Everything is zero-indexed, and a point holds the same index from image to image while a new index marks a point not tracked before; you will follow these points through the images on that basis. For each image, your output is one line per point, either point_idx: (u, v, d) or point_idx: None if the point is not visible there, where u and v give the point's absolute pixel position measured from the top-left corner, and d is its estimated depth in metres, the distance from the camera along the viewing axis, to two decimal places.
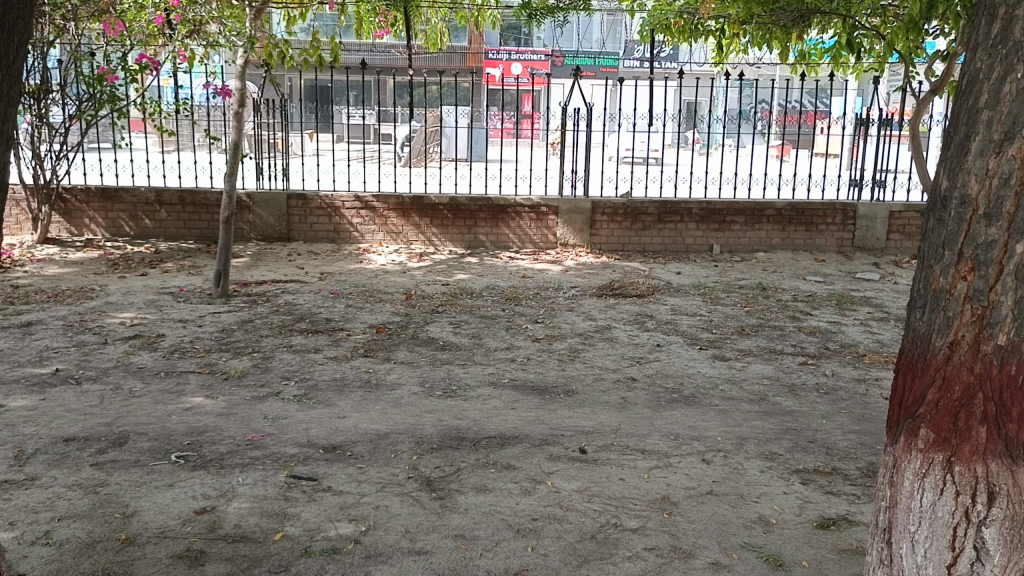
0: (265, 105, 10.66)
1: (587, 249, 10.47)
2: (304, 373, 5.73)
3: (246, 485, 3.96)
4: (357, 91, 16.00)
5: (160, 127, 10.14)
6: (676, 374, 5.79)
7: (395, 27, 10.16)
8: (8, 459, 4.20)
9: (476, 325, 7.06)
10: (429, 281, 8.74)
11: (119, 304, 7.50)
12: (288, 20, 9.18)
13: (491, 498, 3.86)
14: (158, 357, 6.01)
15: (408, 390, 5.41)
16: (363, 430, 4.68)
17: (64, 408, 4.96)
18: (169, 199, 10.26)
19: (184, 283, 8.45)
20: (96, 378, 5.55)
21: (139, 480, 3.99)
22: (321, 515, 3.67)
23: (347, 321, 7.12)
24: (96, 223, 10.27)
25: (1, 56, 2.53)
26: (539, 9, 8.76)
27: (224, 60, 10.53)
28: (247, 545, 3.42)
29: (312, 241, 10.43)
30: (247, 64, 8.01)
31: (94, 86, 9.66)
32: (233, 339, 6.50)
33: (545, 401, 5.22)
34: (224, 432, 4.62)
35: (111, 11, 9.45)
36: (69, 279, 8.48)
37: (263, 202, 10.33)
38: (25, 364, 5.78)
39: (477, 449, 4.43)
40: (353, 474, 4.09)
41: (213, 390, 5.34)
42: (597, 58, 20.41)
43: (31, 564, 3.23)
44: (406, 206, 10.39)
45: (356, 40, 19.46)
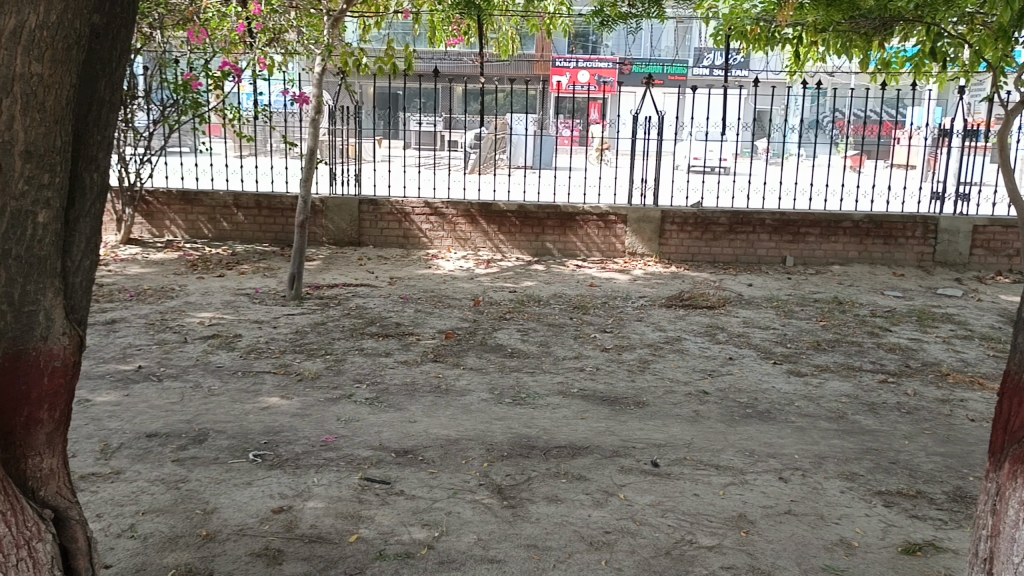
0: (340, 112, 10.77)
1: (656, 259, 10.37)
2: (375, 376, 5.79)
3: (322, 485, 4.02)
4: (428, 99, 16.19)
5: (240, 132, 10.40)
6: (749, 389, 5.68)
7: (468, 35, 10.17)
8: (95, 453, 4.35)
9: (544, 333, 7.05)
10: (497, 288, 8.78)
11: (199, 304, 7.73)
12: (364, 28, 9.33)
13: (563, 509, 3.83)
14: (235, 357, 6.16)
15: (477, 396, 5.42)
16: (433, 435, 4.71)
17: (147, 405, 5.13)
18: (246, 203, 10.52)
19: (258, 284, 8.68)
20: (177, 375, 5.72)
21: (218, 478, 4.09)
22: (395, 519, 3.70)
23: (416, 326, 7.18)
24: (176, 225, 10.62)
25: (105, 63, 2.62)
26: (612, 17, 8.49)
27: (301, 67, 10.72)
28: (324, 546, 3.46)
29: (382, 246, 10.57)
30: (324, 72, 8.17)
31: (179, 93, 9.94)
32: (306, 341, 6.63)
33: (616, 412, 5.17)
34: (300, 432, 4.71)
35: (195, 20, 9.58)
36: (150, 278, 8.78)
37: (336, 207, 10.49)
38: (110, 360, 6.00)
39: (548, 459, 4.41)
40: (425, 479, 4.12)
41: (288, 391, 5.45)
42: (668, 66, 20.21)
43: (118, 556, 3.34)
44: (474, 213, 10.45)
45: (428, 49, 19.63)
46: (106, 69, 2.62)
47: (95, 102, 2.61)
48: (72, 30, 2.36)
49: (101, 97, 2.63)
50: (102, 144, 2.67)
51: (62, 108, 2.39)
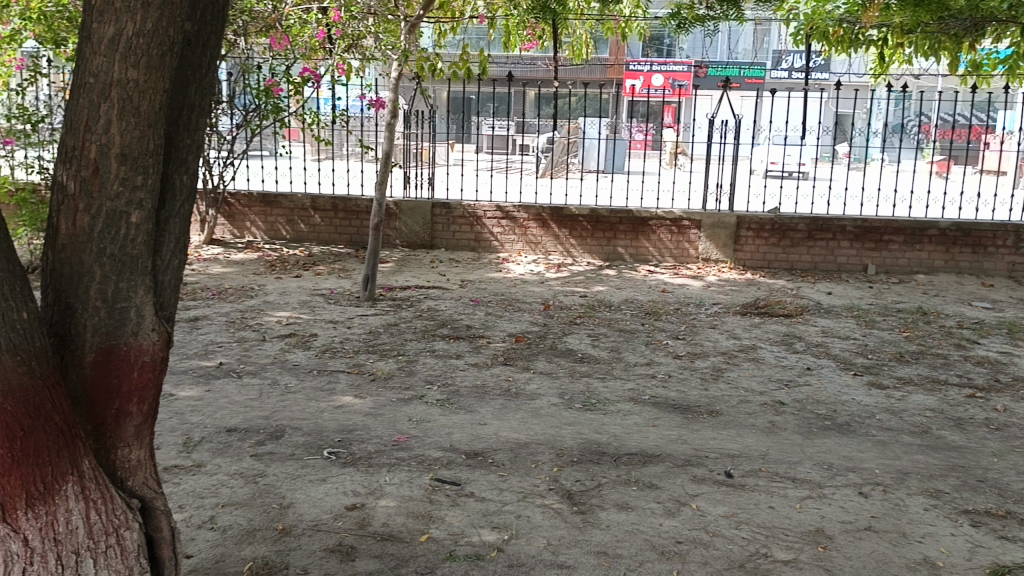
0: (415, 115, 10.92)
1: (731, 265, 10.19)
2: (446, 378, 5.84)
3: (394, 484, 4.07)
4: (501, 103, 16.27)
5: (318, 136, 10.65)
6: (828, 400, 5.52)
7: (543, 39, 10.18)
8: (178, 445, 4.51)
9: (615, 339, 6.99)
10: (568, 292, 8.76)
11: (277, 304, 7.93)
12: (440, 34, 9.44)
13: (634, 516, 3.79)
14: (311, 356, 6.30)
15: (547, 401, 5.42)
16: (504, 438, 4.72)
17: (227, 400, 5.28)
18: (323, 205, 10.75)
19: (333, 285, 8.86)
20: (256, 372, 5.88)
21: (294, 473, 4.18)
22: (465, 520, 3.72)
23: (487, 329, 7.22)
24: (256, 226, 10.93)
25: (194, 68, 2.71)
26: (688, 19, 8.37)
27: (379, 72, 10.91)
28: (395, 545, 3.50)
29: (454, 249, 10.66)
30: (401, 76, 8.30)
31: (261, 98, 10.21)
32: (380, 341, 6.73)
33: (688, 420, 5.10)
34: (373, 432, 4.78)
35: (278, 26, 9.82)
36: (231, 277, 9.06)
37: (409, 210, 10.63)
38: (193, 356, 6.20)
39: (619, 465, 4.37)
40: (495, 482, 4.13)
41: (362, 390, 5.54)
42: (745, 69, 19.86)
43: (199, 547, 3.45)
44: (546, 217, 10.45)
45: (503, 53, 19.74)
46: (195, 75, 2.71)
47: (185, 107, 2.70)
48: (167, 36, 2.45)
49: (191, 101, 2.72)
50: (192, 147, 2.76)
51: (157, 113, 2.48)
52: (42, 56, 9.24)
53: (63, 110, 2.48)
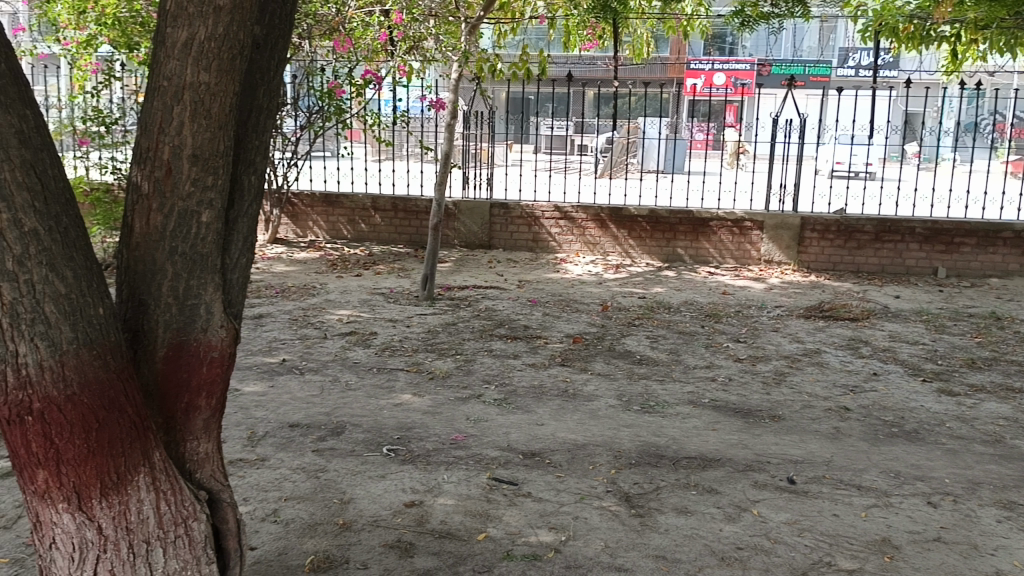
0: (475, 116, 10.96)
1: (794, 267, 9.99)
2: (504, 378, 5.86)
3: (452, 482, 4.10)
4: (561, 103, 16.25)
5: (379, 137, 10.78)
6: (895, 407, 5.37)
7: (603, 38, 10.12)
8: (243, 439, 4.62)
9: (674, 341, 6.92)
10: (627, 293, 8.70)
11: (338, 302, 8.06)
12: (501, 34, 9.47)
13: (693, 521, 3.75)
14: (371, 354, 6.39)
15: (605, 402, 5.39)
16: (561, 439, 4.71)
17: (290, 396, 5.39)
18: (383, 205, 10.89)
19: (393, 284, 8.97)
20: (318, 369, 5.99)
21: (354, 469, 4.24)
22: (522, 520, 3.73)
23: (545, 329, 7.21)
24: (318, 226, 11.12)
25: (262, 71, 2.77)
26: (753, 16, 8.21)
27: (439, 73, 11.00)
28: (453, 543, 3.53)
29: (512, 249, 10.69)
30: (461, 77, 8.36)
31: (324, 100, 10.42)
32: (438, 340, 6.79)
33: (749, 425, 5.01)
34: (430, 430, 4.82)
35: (341, 30, 9.99)
36: (294, 276, 9.24)
37: (468, 210, 10.69)
38: (257, 353, 6.35)
39: (677, 469, 4.32)
40: (552, 482, 4.12)
41: (420, 389, 5.59)
42: (810, 67, 19.42)
43: (262, 539, 3.53)
44: (604, 218, 10.39)
45: (563, 53, 19.70)
46: (264, 78, 2.78)
47: (254, 109, 2.77)
48: (237, 40, 2.51)
49: (260, 103, 2.78)
50: (261, 148, 2.83)
51: (227, 115, 2.54)
52: (116, 60, 9.49)
53: (139, 112, 2.56)
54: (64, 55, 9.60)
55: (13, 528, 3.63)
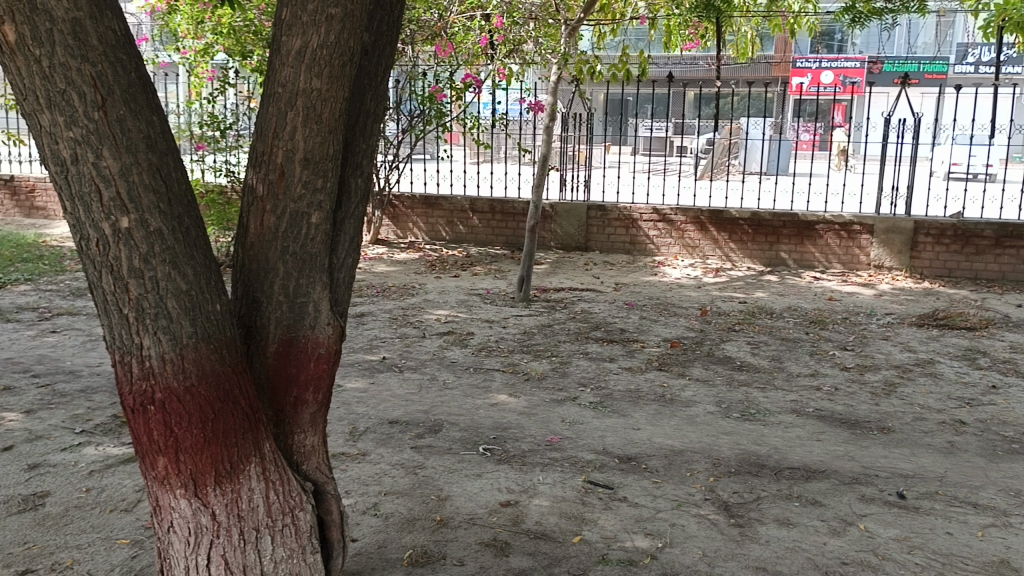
0: (573, 119, 10.96)
1: (906, 273, 9.56)
2: (600, 381, 5.83)
3: (547, 484, 4.11)
4: (660, 104, 16.05)
5: (478, 140, 10.91)
6: (1016, 422, 5.07)
7: (705, 38, 9.95)
8: (345, 434, 4.76)
9: (777, 348, 6.73)
10: (727, 298, 8.51)
11: (436, 302, 8.20)
12: (600, 36, 9.44)
13: (795, 533, 3.64)
14: (468, 354, 6.47)
15: (704, 408, 5.29)
16: (658, 444, 4.65)
17: (390, 393, 5.52)
18: (481, 207, 11.02)
19: (489, 285, 9.06)
20: (417, 367, 6.11)
21: (451, 467, 4.31)
22: (618, 524, 3.70)
23: (642, 333, 7.14)
24: (418, 227, 11.35)
25: (370, 77, 2.85)
26: (864, 12, 7.86)
27: (538, 76, 11.05)
28: (548, 544, 3.53)
29: (609, 252, 10.63)
30: (560, 80, 8.38)
31: (426, 104, 10.58)
32: (534, 342, 6.82)
33: (856, 436, 4.83)
34: (526, 430, 4.85)
35: (443, 34, 10.07)
36: (395, 276, 9.45)
37: (565, 212, 10.68)
38: (359, 350, 6.53)
39: (779, 479, 4.20)
40: (649, 488, 4.08)
41: (516, 390, 5.63)
42: (925, 64, 18.55)
43: (363, 531, 3.63)
44: (704, 220, 10.21)
45: (664, 53, 19.46)
46: (372, 84, 2.85)
47: (362, 114, 2.85)
48: (348, 48, 2.58)
49: (368, 108, 2.86)
50: (368, 151, 2.91)
51: (337, 120, 2.62)
52: (230, 67, 9.89)
53: (255, 116, 2.67)
54: (183, 64, 10.08)
55: (133, 510, 3.85)
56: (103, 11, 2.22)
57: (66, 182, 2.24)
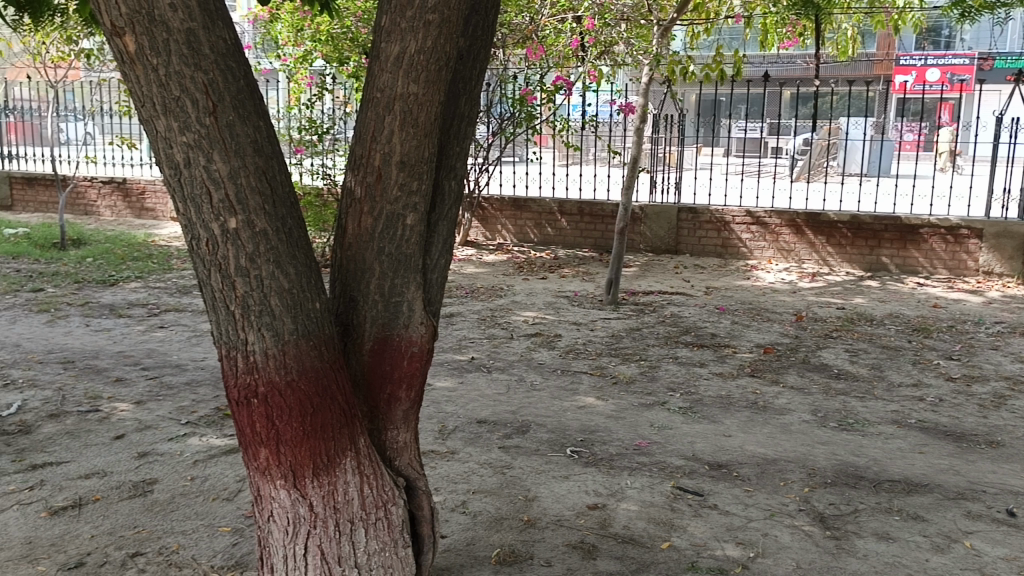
0: (665, 121, 10.82)
1: (1018, 280, 9.07)
2: (690, 386, 5.74)
3: (635, 488, 4.08)
4: (755, 104, 15.70)
5: (568, 142, 10.91)
6: None
7: (803, 36, 9.66)
8: (435, 432, 4.84)
9: (877, 356, 6.49)
10: (823, 303, 8.26)
11: (524, 304, 8.25)
12: (693, 35, 9.29)
13: (895, 548, 3.50)
14: (555, 356, 6.48)
15: (798, 417, 5.15)
16: (750, 452, 4.56)
17: (479, 393, 5.58)
18: (570, 209, 11.03)
19: (578, 287, 9.05)
20: (505, 368, 6.16)
21: (538, 468, 4.32)
22: (708, 532, 3.64)
23: (733, 338, 7.00)
24: (507, 229, 11.41)
25: (464, 81, 2.89)
26: (976, 7, 7.46)
27: (629, 78, 10.97)
28: (636, 549, 3.51)
29: (700, 255, 10.45)
30: (651, 81, 8.29)
31: (516, 107, 10.43)
32: (622, 345, 6.77)
33: (962, 450, 4.61)
34: (614, 434, 4.82)
35: (535, 37, 10.16)
36: (484, 277, 9.55)
37: (654, 215, 10.55)
38: (448, 350, 6.63)
39: (878, 492, 4.05)
40: (740, 496, 4.00)
41: (604, 393, 5.60)
42: None
43: (452, 528, 3.68)
44: (801, 223, 9.94)
45: (759, 53, 19.03)
46: (466, 87, 2.89)
47: (456, 117, 2.90)
48: (444, 53, 2.63)
49: (462, 112, 2.91)
50: (461, 154, 2.95)
51: (432, 123, 2.67)
52: (327, 73, 10.19)
53: (354, 120, 2.75)
54: (284, 70, 10.44)
55: (234, 499, 4.02)
56: (215, 21, 2.32)
57: (179, 184, 2.36)
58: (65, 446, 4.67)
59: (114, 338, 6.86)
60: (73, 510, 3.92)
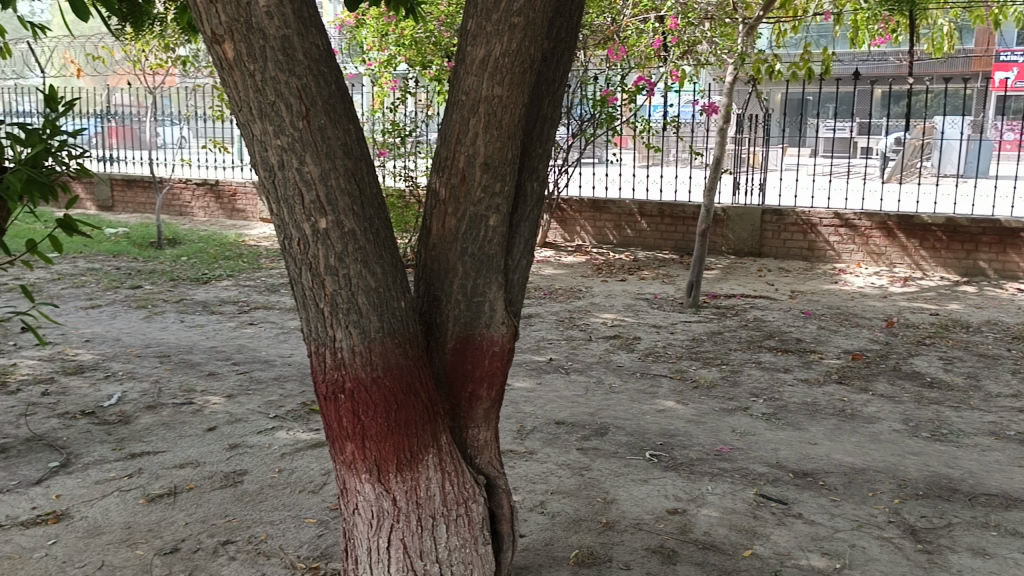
0: (749, 120, 10.61)
1: None
2: (773, 392, 5.61)
3: (716, 494, 4.02)
4: (844, 103, 15.25)
5: (648, 143, 10.82)
6: None
7: (897, 33, 9.33)
8: (513, 432, 4.87)
9: (973, 364, 6.22)
10: (915, 309, 7.96)
11: (603, 306, 8.21)
12: (779, 33, 9.10)
13: (992, 565, 3.36)
14: (634, 358, 6.43)
15: (888, 426, 4.98)
16: (837, 461, 4.43)
17: (557, 394, 5.59)
18: (650, 211, 10.94)
19: (657, 290, 8.97)
20: (583, 370, 6.15)
21: (617, 471, 4.31)
22: (792, 541, 3.56)
23: (820, 343, 6.81)
24: (586, 230, 11.37)
25: (548, 83, 2.90)
26: None
27: (712, 77, 10.81)
28: (718, 555, 3.46)
29: (784, 258, 10.20)
30: (735, 81, 8.16)
31: (597, 107, 10.44)
32: (703, 349, 6.68)
33: None
34: (695, 439, 4.76)
35: (616, 38, 10.10)
36: (562, 279, 9.56)
37: (737, 216, 10.35)
38: (527, 351, 6.66)
39: (974, 506, 3.89)
40: (826, 506, 3.89)
41: (684, 396, 5.54)
42: None
43: (531, 528, 3.70)
44: (892, 226, 9.61)
45: (848, 50, 18.47)
46: (549, 89, 2.91)
47: (538, 119, 2.92)
48: (528, 55, 2.65)
49: (545, 114, 2.93)
50: (544, 155, 2.97)
51: (516, 125, 2.69)
52: (410, 77, 10.36)
53: (439, 123, 2.80)
54: (368, 75, 10.69)
55: (319, 492, 4.13)
56: (309, 28, 2.40)
57: (273, 185, 2.45)
58: (161, 436, 4.89)
59: (207, 334, 7.15)
60: (169, 497, 4.10)
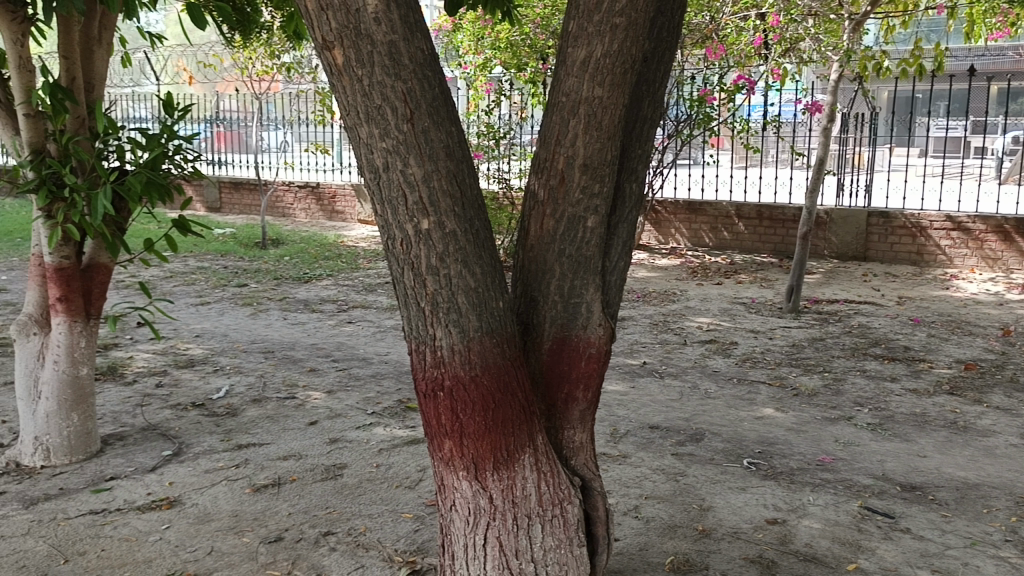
0: (854, 119, 10.22)
1: None
2: (879, 402, 5.40)
3: (818, 505, 3.89)
4: (958, 100, 14.50)
5: (746, 143, 10.57)
6: None
7: (1018, 25, 8.80)
8: (607, 435, 4.84)
9: None
10: None
11: (698, 309, 8.07)
12: (888, 29, 8.72)
13: None
14: (731, 364, 6.30)
15: (1005, 440, 4.72)
16: (948, 475, 4.23)
17: (651, 398, 5.52)
18: (748, 213, 10.69)
19: (755, 294, 8.75)
20: (677, 374, 6.06)
21: (714, 478, 4.23)
22: (900, 556, 3.42)
23: (929, 352, 6.51)
24: (681, 233, 11.19)
25: (648, 83, 2.88)
26: None
27: (816, 75, 10.46)
28: (819, 568, 3.35)
29: (891, 263, 9.80)
30: (841, 79, 7.85)
31: (694, 108, 10.06)
32: (803, 355, 6.48)
33: None
34: (796, 447, 4.62)
35: (714, 37, 9.90)
36: (656, 281, 9.44)
37: (841, 219, 9.99)
38: (620, 354, 6.61)
39: None
40: (936, 521, 3.72)
41: (783, 404, 5.39)
42: None
43: (625, 532, 3.67)
44: (1010, 230, 9.11)
45: (964, 45, 17.55)
46: (649, 90, 2.88)
47: (638, 119, 2.89)
48: (629, 56, 2.63)
49: (645, 114, 2.90)
50: (643, 157, 2.94)
51: (616, 126, 2.68)
52: (505, 79, 10.43)
53: (539, 124, 2.81)
54: (463, 78, 10.80)
55: (415, 488, 4.21)
56: (415, 33, 2.45)
57: (378, 187, 2.51)
58: (266, 429, 5.08)
59: (308, 331, 7.38)
60: (273, 488, 4.26)
